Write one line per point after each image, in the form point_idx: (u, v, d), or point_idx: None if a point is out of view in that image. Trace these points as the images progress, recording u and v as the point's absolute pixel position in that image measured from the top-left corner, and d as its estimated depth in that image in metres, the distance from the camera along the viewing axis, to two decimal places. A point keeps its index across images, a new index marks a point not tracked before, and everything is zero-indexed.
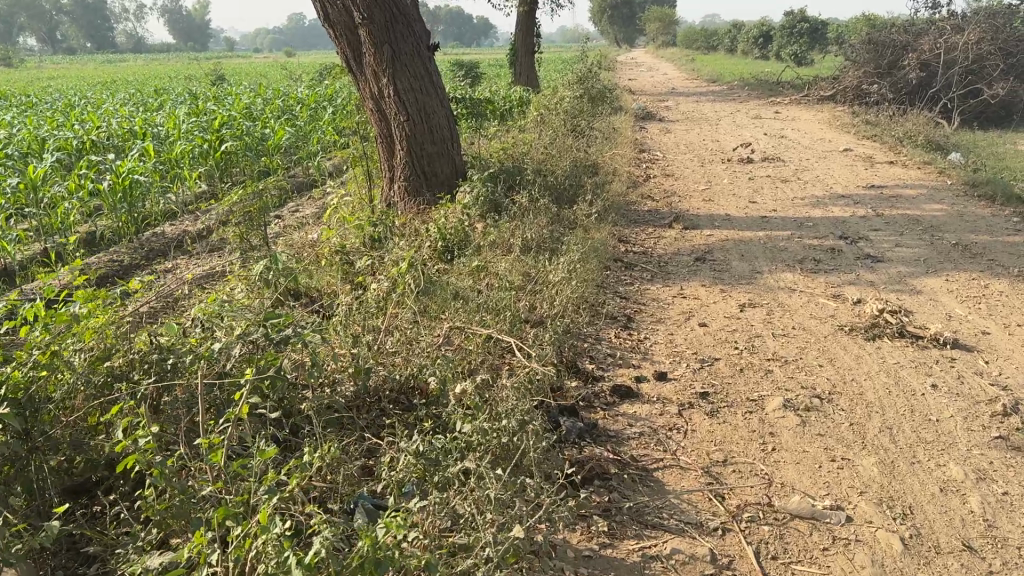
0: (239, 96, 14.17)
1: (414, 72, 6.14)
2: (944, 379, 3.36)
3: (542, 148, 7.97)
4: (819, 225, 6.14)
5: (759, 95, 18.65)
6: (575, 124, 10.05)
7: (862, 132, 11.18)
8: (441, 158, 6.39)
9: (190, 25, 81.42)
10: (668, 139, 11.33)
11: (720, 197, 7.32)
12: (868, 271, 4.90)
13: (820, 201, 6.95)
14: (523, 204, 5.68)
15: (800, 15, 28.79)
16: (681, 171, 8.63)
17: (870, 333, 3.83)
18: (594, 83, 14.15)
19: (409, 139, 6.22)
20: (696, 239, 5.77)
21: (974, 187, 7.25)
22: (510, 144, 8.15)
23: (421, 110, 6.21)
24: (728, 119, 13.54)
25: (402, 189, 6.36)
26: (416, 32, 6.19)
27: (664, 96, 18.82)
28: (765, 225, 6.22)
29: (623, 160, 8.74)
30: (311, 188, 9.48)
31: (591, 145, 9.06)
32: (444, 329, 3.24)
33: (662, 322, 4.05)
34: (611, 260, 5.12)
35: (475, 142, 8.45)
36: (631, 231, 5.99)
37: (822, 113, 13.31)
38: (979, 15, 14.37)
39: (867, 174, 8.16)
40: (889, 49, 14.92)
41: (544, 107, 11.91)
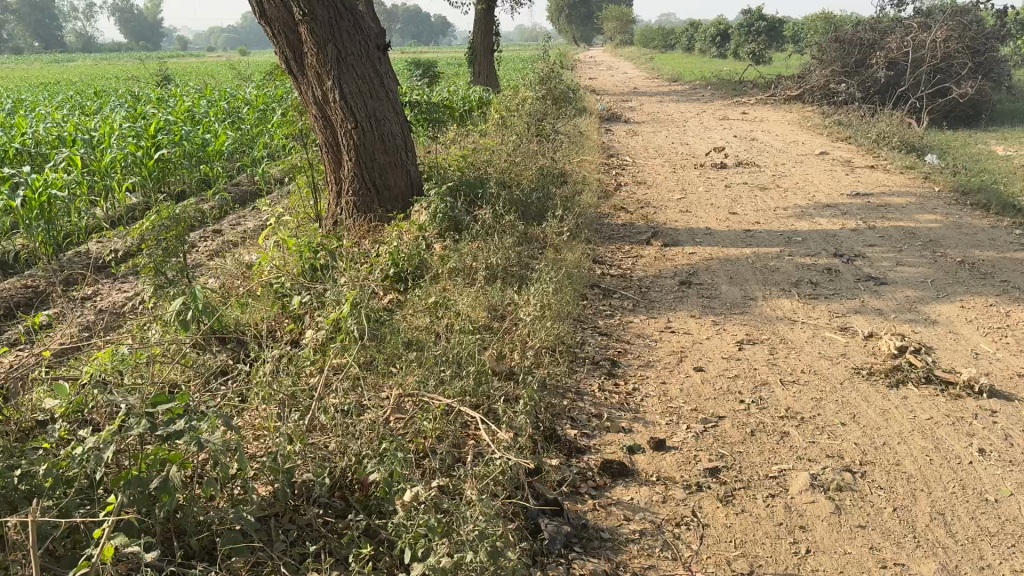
0: (181, 98, 13.32)
1: (363, 73, 5.50)
2: (990, 440, 2.84)
3: (505, 156, 7.39)
4: (809, 239, 5.66)
5: (722, 95, 18.28)
6: (539, 128, 9.49)
7: (835, 134, 10.80)
8: (394, 170, 5.75)
9: (138, 23, 79.15)
10: (636, 142, 10.83)
11: (698, 207, 6.80)
12: (873, 296, 4.40)
13: (805, 211, 6.48)
14: (487, 223, 5.09)
15: (758, 13, 28.61)
16: (653, 178, 8.13)
17: (892, 380, 3.30)
18: (556, 83, 13.61)
19: (357, 148, 5.57)
20: (678, 258, 5.24)
21: (964, 194, 6.84)
22: (471, 151, 7.55)
23: (370, 115, 5.57)
24: (695, 121, 13.09)
25: (350, 205, 5.71)
26: (365, 29, 5.56)
27: (627, 96, 18.36)
28: (750, 240, 5.71)
29: (592, 167, 8.20)
30: (255, 199, 8.77)
31: (557, 151, 8.50)
32: (392, 399, 2.63)
33: (651, 367, 3.48)
34: (587, 286, 4.56)
35: (433, 150, 7.83)
36: (606, 249, 5.44)
37: (791, 114, 12.95)
38: (945, 13, 14.15)
39: (849, 180, 7.73)
40: (856, 47, 14.63)
41: (506, 109, 11.33)
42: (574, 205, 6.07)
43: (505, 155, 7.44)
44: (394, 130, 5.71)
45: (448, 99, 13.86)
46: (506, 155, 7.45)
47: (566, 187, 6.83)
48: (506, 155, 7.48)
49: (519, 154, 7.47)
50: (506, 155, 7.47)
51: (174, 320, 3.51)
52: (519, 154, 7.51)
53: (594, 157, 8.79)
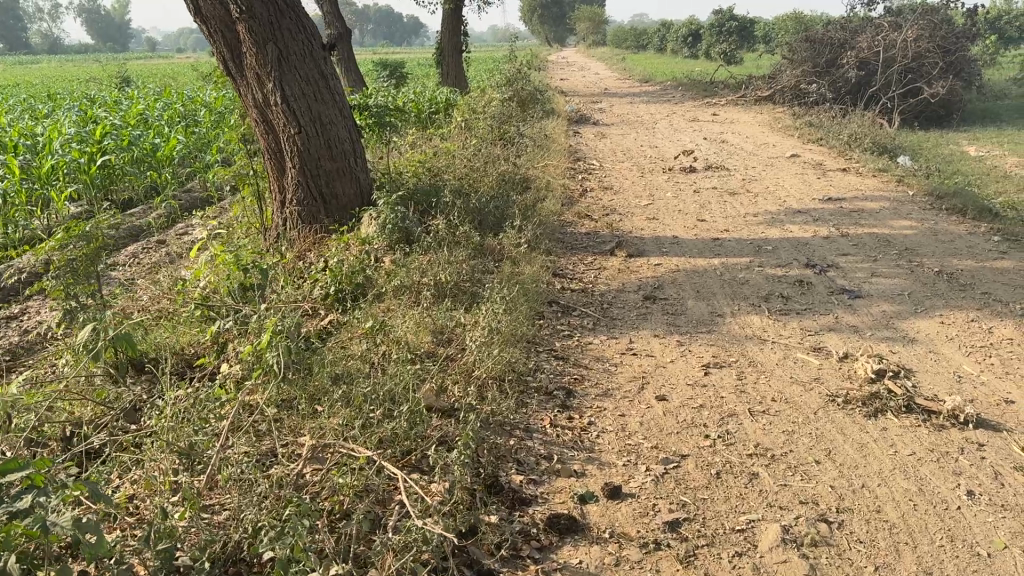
0: (135, 101, 12.84)
1: (307, 75, 5.17)
2: (979, 480, 2.57)
3: (465, 161, 7.08)
4: (780, 248, 5.41)
5: (693, 95, 18.10)
6: (504, 131, 9.19)
7: (806, 136, 10.62)
8: (342, 178, 5.40)
9: (104, 23, 77.81)
10: (604, 145, 10.58)
11: (666, 213, 6.53)
12: (848, 311, 4.15)
13: (776, 217, 6.24)
14: (440, 234, 4.78)
15: (729, 13, 28.57)
16: (620, 183, 7.86)
17: (870, 409, 3.04)
18: (524, 84, 13.33)
19: (301, 154, 5.23)
20: (643, 270, 4.97)
21: (939, 199, 6.65)
22: (430, 155, 7.23)
23: (315, 120, 5.23)
24: (665, 123, 12.86)
25: (295, 215, 5.35)
26: (308, 29, 5.24)
27: (597, 97, 18.12)
28: (719, 249, 5.45)
29: (557, 173, 7.91)
30: (206, 206, 8.37)
31: (521, 155, 8.21)
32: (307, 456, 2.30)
33: (609, 396, 3.18)
34: (545, 303, 4.26)
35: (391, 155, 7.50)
36: (568, 260, 5.15)
37: (762, 115, 12.76)
38: (915, 13, 14.06)
39: (821, 184, 7.52)
40: (827, 47, 14.50)
41: (472, 112, 11.02)
42: (534, 213, 5.78)
43: (465, 161, 7.13)
44: (341, 135, 5.38)
45: (414, 100, 13.51)
46: (466, 161, 7.14)
47: (528, 194, 6.53)
48: (466, 160, 7.17)
49: (480, 159, 7.17)
50: (466, 160, 7.16)
51: (82, 350, 3.17)
52: (480, 159, 7.20)
53: (560, 161, 8.50)
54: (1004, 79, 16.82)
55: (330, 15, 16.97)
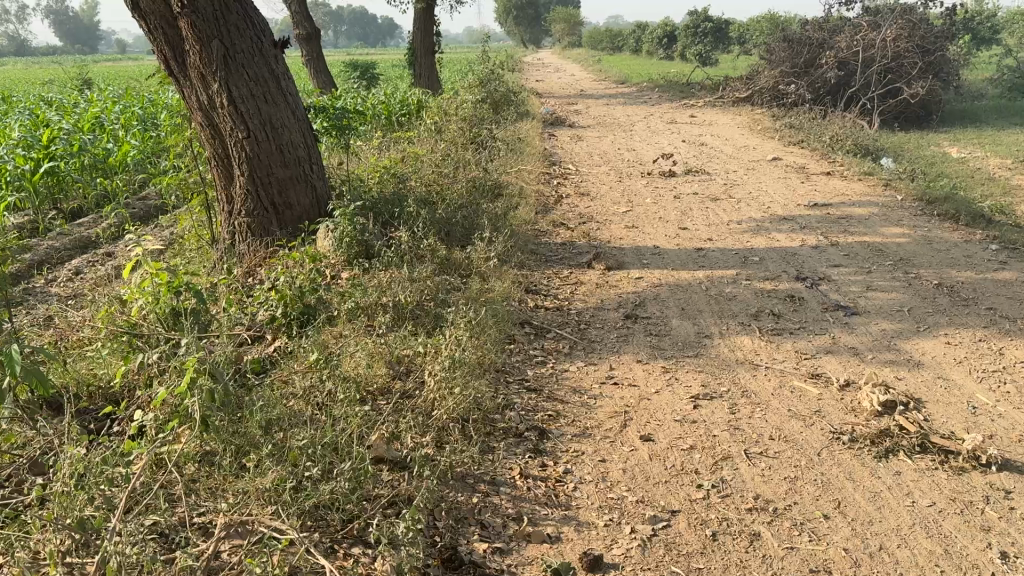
0: (93, 104, 12.31)
1: (257, 75, 4.76)
2: (1012, 537, 2.24)
3: (433, 168, 6.69)
4: (767, 258, 5.08)
5: (670, 97, 17.83)
6: (476, 133, 8.81)
7: (787, 138, 10.36)
8: (296, 185, 5.00)
9: (73, 25, 76.47)
10: (580, 148, 10.25)
11: (645, 221, 6.18)
12: (845, 330, 3.82)
13: (761, 225, 5.91)
14: (402, 248, 4.39)
15: (704, 14, 28.41)
16: (597, 188, 7.50)
17: (880, 449, 2.70)
18: (498, 85, 12.97)
19: (251, 161, 4.81)
20: (623, 284, 4.61)
21: (930, 204, 6.36)
22: (396, 161, 6.84)
23: (266, 123, 4.82)
24: (642, 125, 12.54)
25: (244, 226, 4.93)
26: (258, 25, 4.84)
27: (573, 99, 17.81)
28: (703, 261, 5.12)
29: (531, 178, 7.54)
30: (161, 214, 7.92)
31: (493, 160, 7.84)
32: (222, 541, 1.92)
33: (587, 436, 2.82)
34: (516, 324, 3.89)
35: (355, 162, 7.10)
36: (541, 273, 4.78)
37: (740, 117, 12.50)
38: (893, 13, 13.87)
39: (805, 189, 7.22)
40: (805, 47, 14.27)
41: (443, 115, 10.63)
42: (506, 222, 5.40)
43: (433, 167, 6.74)
44: (294, 139, 4.97)
45: (383, 103, 13.08)
46: (434, 167, 6.75)
47: (499, 203, 6.15)
48: (435, 166, 6.79)
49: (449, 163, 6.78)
50: (434, 166, 6.77)
51: None
52: (449, 165, 6.82)
53: (535, 165, 8.14)
54: (981, 80, 16.71)
55: (298, 15, 16.48)
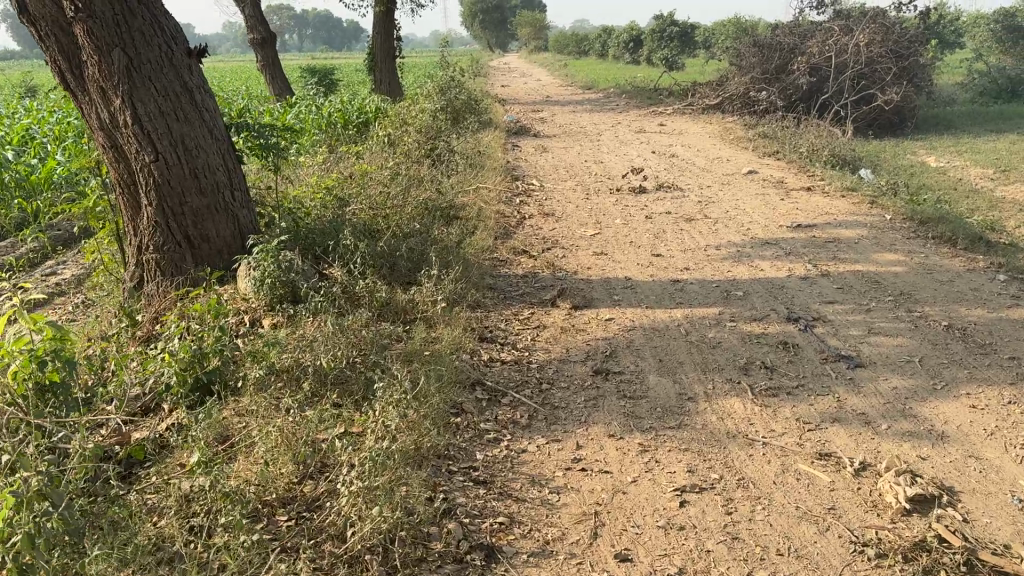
0: (24, 113, 11.45)
1: (166, 88, 4.11)
2: None
3: (381, 188, 6.07)
4: (752, 292, 4.53)
5: (638, 103, 17.36)
6: (433, 146, 8.20)
7: (761, 148, 9.89)
8: (214, 214, 4.33)
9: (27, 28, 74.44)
10: (544, 160, 9.67)
11: (616, 247, 5.61)
12: (851, 389, 3.28)
13: (743, 251, 5.38)
14: (334, 292, 3.77)
15: (669, 18, 28.05)
16: (562, 207, 6.93)
17: (918, 569, 2.15)
18: (459, 93, 12.37)
19: (160, 187, 4.14)
20: (592, 326, 4.03)
21: (922, 224, 5.87)
22: (340, 180, 6.20)
23: (177, 144, 4.16)
24: (610, 134, 12.01)
25: (152, 262, 4.25)
26: (168, 31, 4.19)
27: (538, 106, 17.25)
28: (680, 295, 4.56)
29: (491, 196, 6.95)
30: (85, 237, 7.18)
31: (449, 177, 7.24)
32: None
33: (549, 556, 2.23)
34: (466, 384, 3.28)
35: (298, 182, 6.44)
36: (498, 313, 4.18)
37: (711, 125, 12.03)
38: (866, 17, 13.50)
39: (785, 206, 6.72)
40: (776, 52, 13.85)
41: (400, 125, 10.00)
42: (460, 252, 4.80)
43: (381, 188, 6.12)
44: (212, 161, 4.31)
45: (339, 112, 12.40)
46: (383, 188, 6.13)
47: (454, 228, 5.54)
48: (385, 187, 6.16)
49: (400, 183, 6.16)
50: (383, 187, 6.15)
51: None
52: (400, 184, 6.20)
53: (496, 181, 7.55)
54: (951, 84, 16.45)
55: (252, 19, 15.72)
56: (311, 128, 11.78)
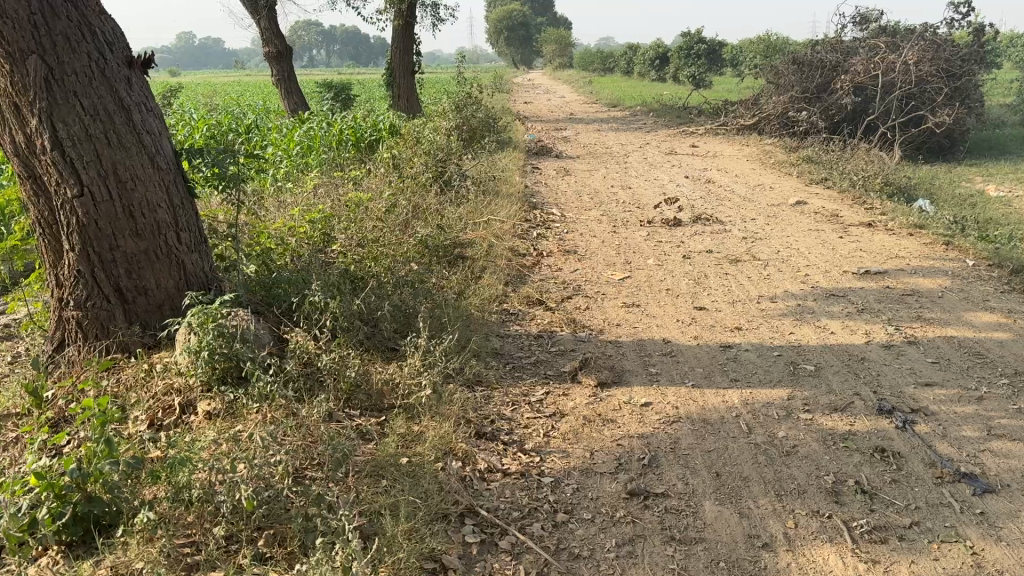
0: None
1: (95, 104, 3.27)
2: None
3: (376, 223, 5.24)
4: (825, 368, 3.63)
5: (667, 122, 16.49)
6: (444, 168, 7.37)
7: (807, 174, 8.97)
8: (155, 260, 3.47)
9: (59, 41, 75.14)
10: (567, 184, 8.82)
11: (651, 295, 4.72)
12: (988, 532, 2.37)
13: (805, 307, 4.46)
14: (290, 370, 2.93)
15: (697, 34, 27.22)
16: (586, 242, 6.07)
17: None
18: (477, 110, 11.57)
19: (85, 227, 3.30)
20: (625, 410, 3.14)
21: (1016, 273, 4.92)
22: (329, 211, 5.37)
23: (108, 174, 3.31)
24: (638, 156, 11.14)
25: (74, 320, 3.39)
26: (103, 35, 3.36)
27: (561, 124, 16.45)
28: (733, 366, 3.66)
29: (505, 230, 6.08)
30: None
31: (459, 207, 6.40)
32: None
33: None
34: (454, 514, 2.41)
35: (284, 215, 5.63)
36: (506, 390, 3.31)
37: (748, 147, 11.13)
38: (915, 32, 12.52)
39: (845, 246, 5.81)
40: (817, 70, 12.93)
41: (411, 146, 9.20)
42: (460, 308, 3.93)
43: (377, 225, 5.28)
44: (153, 195, 3.45)
45: (349, 130, 11.73)
46: (379, 224, 5.29)
47: (458, 272, 4.68)
48: (381, 222, 5.33)
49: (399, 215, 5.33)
50: (379, 222, 5.32)
51: None
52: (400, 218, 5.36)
53: (511, 211, 6.69)
54: (1001, 105, 15.44)
55: (267, 31, 15.09)
56: (319, 147, 11.04)
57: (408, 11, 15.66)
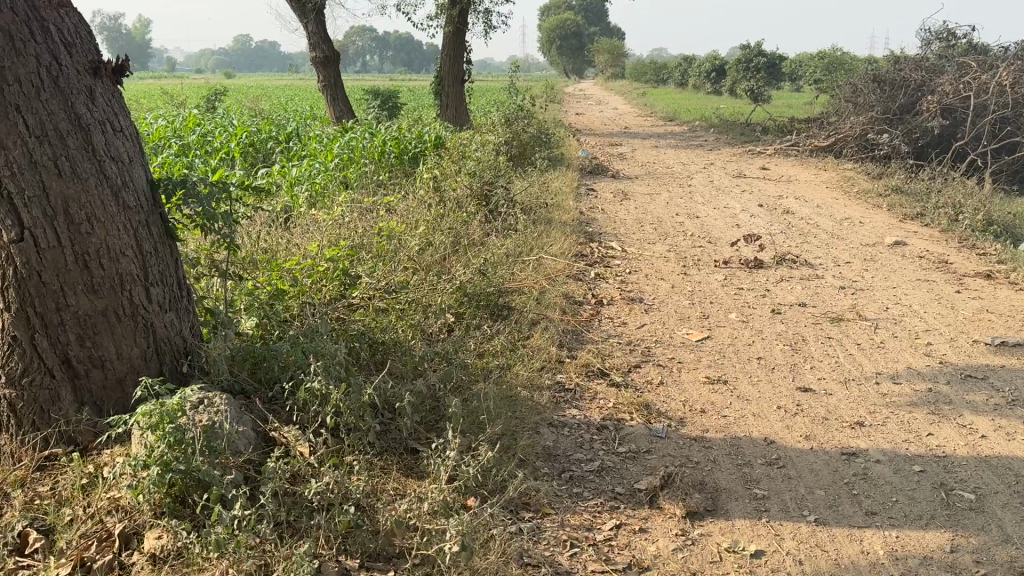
0: None
1: (43, 123, 2.51)
2: None
3: (405, 266, 4.43)
4: (990, 496, 2.70)
5: (729, 139, 15.53)
6: (491, 192, 6.56)
7: (896, 207, 7.98)
8: (115, 323, 2.70)
9: (125, 40, 76.58)
10: (626, 210, 7.98)
11: (739, 365, 3.83)
12: None
13: (939, 394, 3.53)
14: (265, 503, 2.12)
15: (757, 48, 26.13)
16: (653, 286, 5.20)
17: None
18: (528, 124, 10.78)
19: (24, 282, 2.53)
20: (728, 566, 2.27)
21: None
22: (354, 246, 4.59)
23: (56, 214, 2.54)
24: (702, 178, 10.22)
25: (7, 400, 2.62)
26: (61, 34, 2.60)
27: (616, 139, 15.58)
28: (864, 486, 2.76)
29: (558, 269, 5.24)
30: None
31: (506, 241, 5.58)
32: None
33: None
34: None
35: (302, 251, 4.86)
36: (562, 519, 2.46)
37: (825, 172, 10.16)
38: (1011, 50, 11.38)
39: (965, 303, 4.85)
40: (900, 90, 11.87)
41: (456, 164, 8.44)
42: (503, 388, 3.11)
43: (407, 268, 4.48)
44: (117, 240, 2.68)
45: (392, 140, 11.16)
46: (410, 266, 4.49)
47: (503, 331, 3.85)
48: (412, 265, 4.53)
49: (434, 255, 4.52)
50: (410, 265, 4.51)
51: None
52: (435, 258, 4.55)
53: (565, 245, 5.85)
54: None
55: (315, 35, 14.54)
56: (359, 160, 10.37)
57: (459, 18, 14.96)
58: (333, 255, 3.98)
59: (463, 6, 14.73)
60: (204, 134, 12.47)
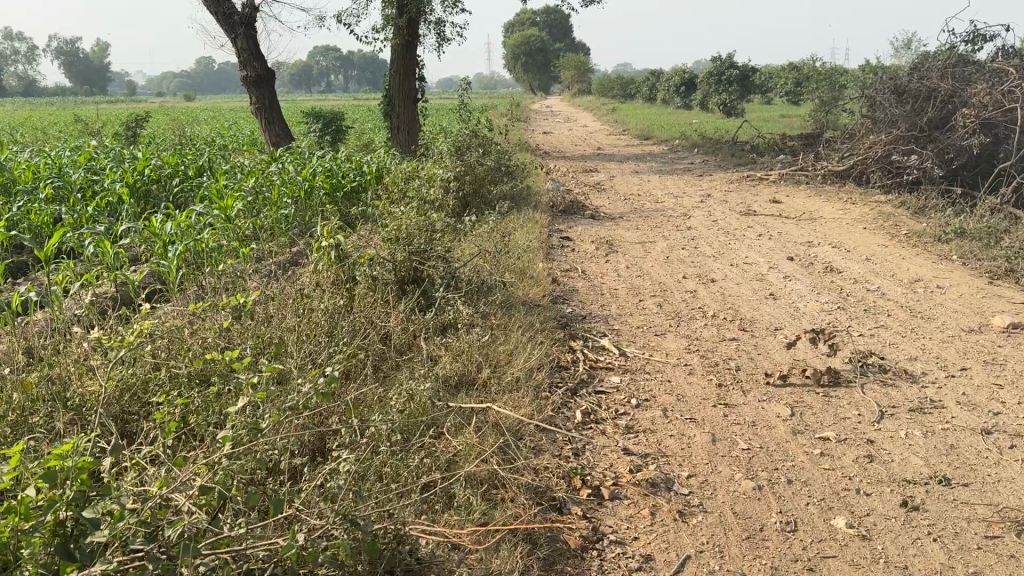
0: None
1: None
2: None
3: (238, 438, 2.35)
4: None
5: (718, 161, 13.64)
6: (426, 263, 4.47)
7: (970, 259, 6.03)
8: None
9: (77, 62, 73.35)
10: (617, 270, 5.95)
11: None
12: None
13: None
14: None
15: (729, 58, 24.45)
16: (680, 434, 3.13)
17: None
18: (487, 152, 8.76)
19: None
20: None
21: None
22: (156, 454, 2.54)
23: None
24: (703, 216, 8.22)
25: None
26: None
27: (590, 163, 13.62)
28: None
29: (523, 412, 3.16)
30: None
31: (440, 362, 3.50)
32: None
33: None
34: None
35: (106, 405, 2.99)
36: None
37: (852, 208, 8.26)
38: None
39: None
40: (926, 102, 10.01)
41: (390, 213, 6.39)
42: None
43: (253, 457, 2.43)
44: None
45: (323, 172, 9.23)
46: (259, 439, 2.42)
47: None
48: (265, 435, 2.47)
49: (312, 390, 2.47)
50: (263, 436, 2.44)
51: None
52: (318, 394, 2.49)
53: (533, 353, 3.78)
54: None
55: (245, 52, 12.35)
56: (278, 201, 8.25)
57: (409, 29, 12.89)
58: (52, 469, 1.99)
59: (412, 15, 12.66)
60: (97, 170, 10.21)
